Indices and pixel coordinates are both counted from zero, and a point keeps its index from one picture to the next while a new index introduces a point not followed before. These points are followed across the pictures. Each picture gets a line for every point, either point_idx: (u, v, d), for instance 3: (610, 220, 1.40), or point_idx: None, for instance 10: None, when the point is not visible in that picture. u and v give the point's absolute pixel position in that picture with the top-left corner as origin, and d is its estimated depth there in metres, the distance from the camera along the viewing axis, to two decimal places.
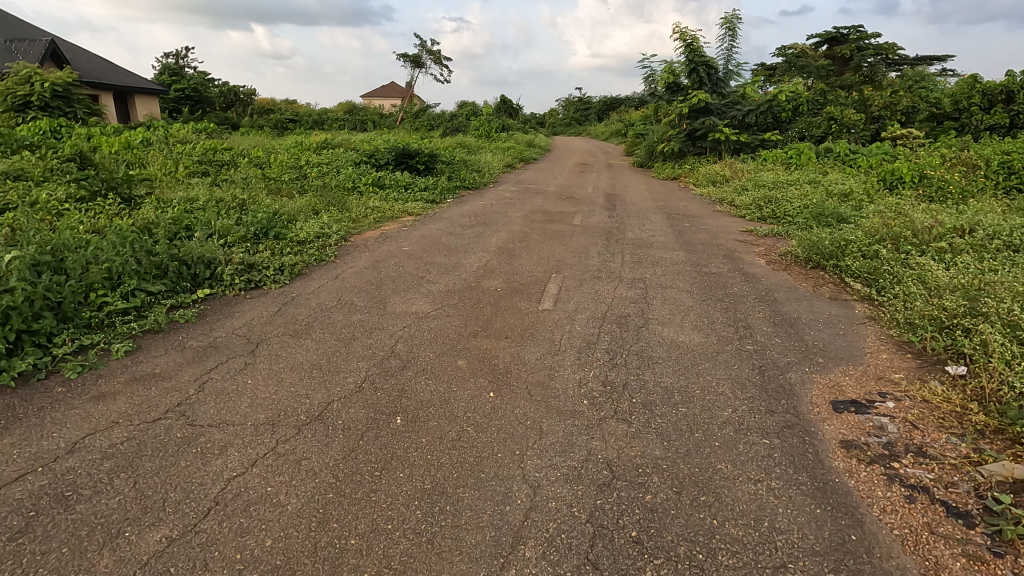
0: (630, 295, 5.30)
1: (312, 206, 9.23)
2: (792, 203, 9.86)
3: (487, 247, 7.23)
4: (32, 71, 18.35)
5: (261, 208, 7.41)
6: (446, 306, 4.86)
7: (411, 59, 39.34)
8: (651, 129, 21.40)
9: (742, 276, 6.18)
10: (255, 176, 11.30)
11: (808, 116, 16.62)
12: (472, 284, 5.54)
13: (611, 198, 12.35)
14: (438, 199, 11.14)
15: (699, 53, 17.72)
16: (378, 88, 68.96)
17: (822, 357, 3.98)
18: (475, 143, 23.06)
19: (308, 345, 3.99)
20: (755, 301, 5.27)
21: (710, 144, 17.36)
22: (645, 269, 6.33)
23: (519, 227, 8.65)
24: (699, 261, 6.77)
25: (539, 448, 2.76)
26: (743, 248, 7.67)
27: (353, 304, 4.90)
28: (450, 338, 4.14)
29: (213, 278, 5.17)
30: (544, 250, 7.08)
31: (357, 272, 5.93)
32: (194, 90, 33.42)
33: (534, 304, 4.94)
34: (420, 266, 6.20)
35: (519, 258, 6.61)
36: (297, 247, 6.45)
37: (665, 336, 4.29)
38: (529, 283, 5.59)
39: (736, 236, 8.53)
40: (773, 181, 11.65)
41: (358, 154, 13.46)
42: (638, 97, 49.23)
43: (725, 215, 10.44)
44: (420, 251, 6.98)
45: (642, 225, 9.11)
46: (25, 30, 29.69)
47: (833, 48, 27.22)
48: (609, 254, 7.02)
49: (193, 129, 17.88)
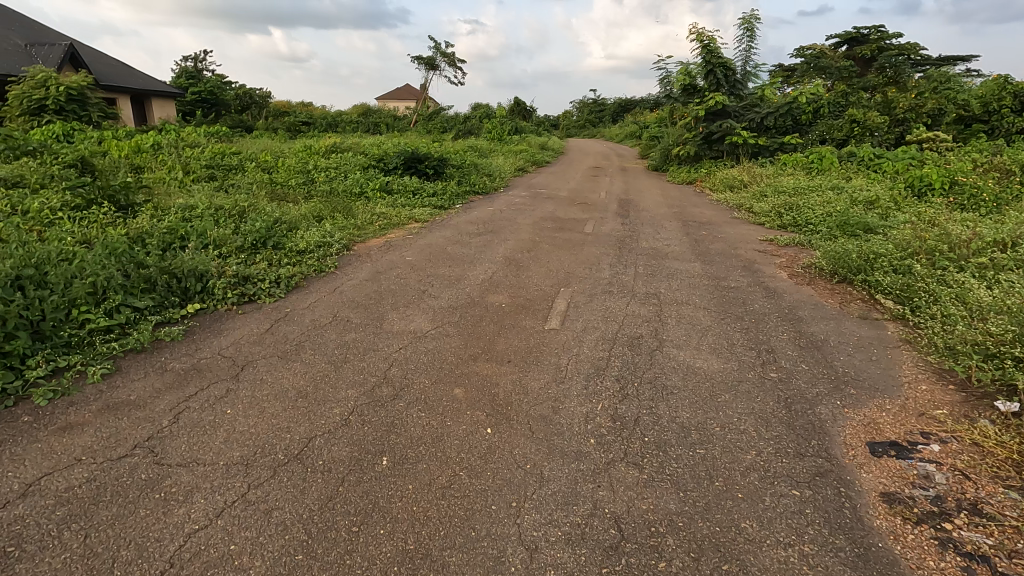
0: (643, 313, 4.97)
1: (317, 213, 9.03)
2: (814, 211, 9.44)
3: (493, 258, 6.94)
4: (48, 76, 18.50)
5: (262, 215, 7.21)
6: (446, 325, 4.58)
7: (424, 61, 39.27)
8: (666, 133, 21.00)
9: (763, 291, 5.82)
10: (262, 181, 11.15)
11: (830, 119, 16.11)
12: (476, 299, 5.26)
13: (625, 203, 12.00)
14: (446, 205, 10.89)
15: (716, 54, 17.29)
16: (393, 91, 69.24)
17: (855, 388, 3.63)
18: (487, 146, 22.83)
19: (296, 369, 3.73)
20: (777, 320, 4.91)
21: (727, 148, 16.92)
22: (660, 282, 5.98)
23: (529, 235, 8.35)
24: (717, 274, 6.41)
25: (539, 500, 2.46)
26: (763, 259, 7.29)
27: (349, 322, 4.64)
28: (448, 362, 3.85)
29: (205, 292, 4.95)
30: (553, 261, 6.77)
31: (357, 285, 5.67)
32: (211, 92, 33.65)
33: (540, 323, 4.63)
34: (423, 279, 5.94)
35: (527, 270, 6.32)
36: (296, 257, 6.22)
37: (680, 361, 3.96)
38: (536, 299, 5.28)
39: (756, 246, 8.14)
40: (794, 187, 11.23)
41: (367, 158, 13.27)
42: (654, 98, 48.66)
43: (743, 223, 10.04)
44: (424, 262, 6.71)
45: (656, 233, 8.76)
46: (46, 34, 30.13)
47: (854, 49, 26.58)
48: (622, 265, 6.69)
49: (205, 132, 17.85)
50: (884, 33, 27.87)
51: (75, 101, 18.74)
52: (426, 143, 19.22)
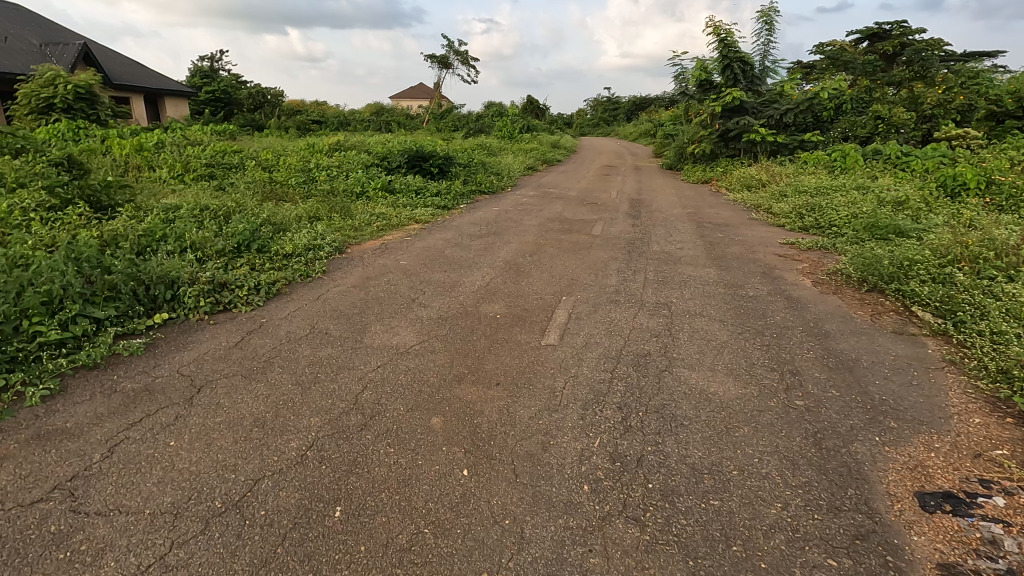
0: (651, 326, 4.50)
1: (313, 214, 8.69)
2: (838, 212, 8.88)
3: (493, 262, 6.51)
4: (57, 75, 18.44)
5: (250, 216, 6.86)
6: (432, 338, 4.15)
7: (436, 59, 38.94)
8: (681, 130, 20.42)
9: (785, 301, 5.32)
10: (261, 180, 10.85)
11: (853, 115, 15.44)
12: (469, 309, 4.83)
13: (636, 204, 11.49)
14: (450, 205, 10.49)
15: (733, 49, 16.66)
16: (407, 90, 69.39)
17: (895, 420, 3.14)
18: (498, 145, 22.41)
19: (257, 392, 3.33)
20: (801, 335, 4.40)
21: (744, 146, 16.31)
22: (671, 290, 5.50)
23: (533, 238, 7.91)
24: (733, 282, 5.91)
25: (515, 570, 2.02)
26: (784, 265, 6.76)
27: (328, 335, 4.24)
28: (429, 384, 3.42)
29: (175, 300, 4.59)
30: (557, 266, 6.32)
31: (342, 292, 5.27)
32: (225, 91, 33.24)
33: (537, 337, 4.19)
34: (414, 285, 5.52)
35: (527, 276, 5.88)
36: (282, 261, 5.85)
37: (692, 384, 3.49)
38: (534, 309, 4.84)
39: (775, 250, 7.61)
40: (816, 187, 10.65)
41: (370, 157, 12.93)
42: (669, 96, 47.85)
43: (761, 224, 9.49)
44: (419, 266, 6.30)
45: (669, 236, 8.25)
46: (62, 34, 30.30)
47: (876, 44, 25.71)
48: (631, 270, 6.22)
49: (211, 130, 17.63)
50: (908, 28, 26.95)
51: (83, 99, 18.62)
52: (434, 142, 18.84)
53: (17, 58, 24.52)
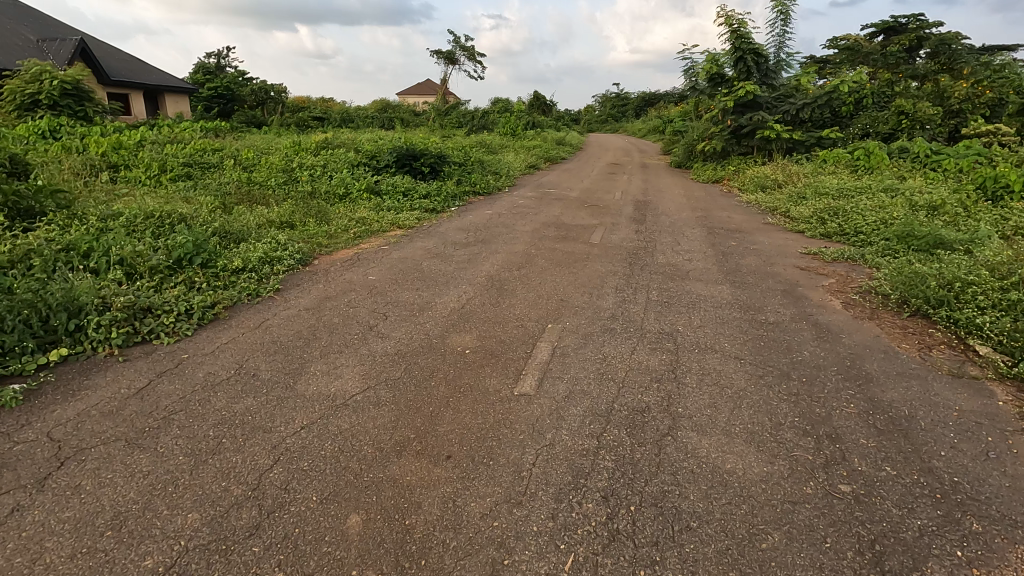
0: (652, 367, 3.69)
1: (285, 220, 7.98)
2: (865, 218, 8.00)
3: (474, 278, 5.73)
4: (43, 70, 17.82)
5: (204, 224, 6.14)
6: (380, 385, 3.36)
7: (440, 55, 38.14)
8: (691, 126, 19.53)
9: (813, 329, 4.50)
10: (239, 182, 10.15)
11: (874, 110, 14.47)
12: (434, 341, 4.04)
13: (641, 206, 10.65)
14: (438, 208, 9.71)
15: (747, 40, 15.67)
16: (414, 87, 68.89)
17: (981, 521, 2.31)
18: (500, 142, 21.62)
19: (134, 469, 2.56)
20: (838, 380, 3.57)
21: (758, 143, 15.36)
22: (676, 315, 4.67)
23: (524, 247, 7.11)
24: (750, 303, 5.07)
25: None
26: (808, 280, 5.93)
27: (256, 379, 3.45)
28: (360, 457, 2.64)
29: (81, 331, 3.84)
30: (546, 282, 5.52)
31: (292, 318, 4.51)
32: (228, 88, 32.45)
33: (509, 384, 3.38)
34: (377, 308, 4.75)
35: (511, 296, 5.09)
36: (229, 277, 5.11)
37: (702, 458, 2.68)
38: (512, 342, 4.04)
39: (796, 261, 6.76)
40: (837, 188, 9.76)
41: (358, 155, 12.18)
42: (678, 92, 46.83)
43: (778, 230, 8.62)
44: (388, 282, 5.52)
45: (676, 244, 7.42)
46: (60, 30, 29.86)
47: (894, 37, 24.70)
48: (630, 288, 5.40)
49: (199, 127, 16.94)
50: (925, 21, 25.96)
51: (71, 95, 18.01)
52: (431, 140, 18.04)
53: (10, 53, 23.99)
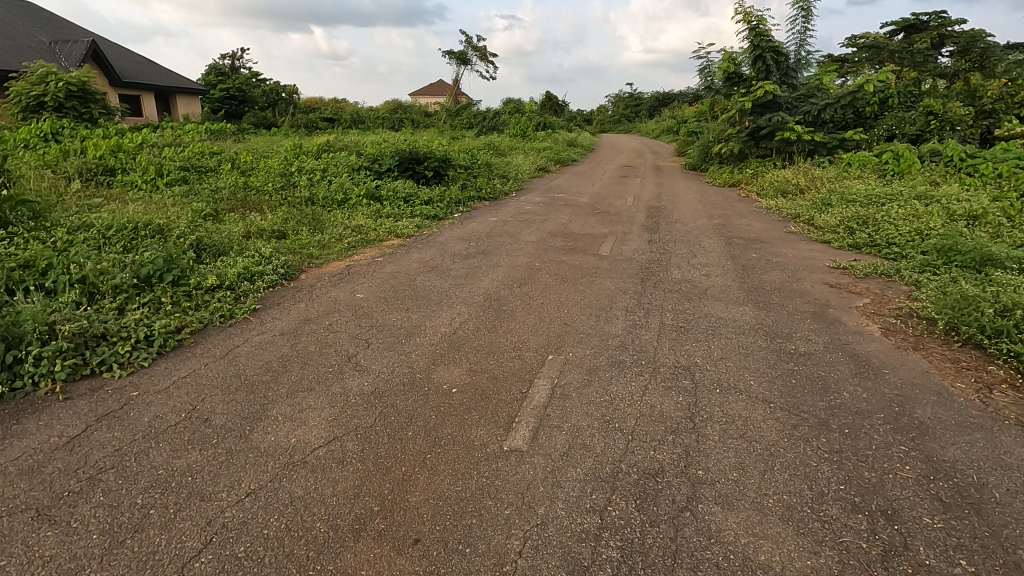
0: (668, 413, 3.17)
1: (277, 229, 7.58)
2: (898, 229, 7.40)
3: (470, 296, 5.26)
4: (49, 72, 17.65)
5: (182, 236, 5.73)
6: (348, 436, 2.88)
7: (452, 55, 37.81)
8: (706, 128, 18.91)
9: (851, 362, 3.96)
10: (235, 188, 9.79)
11: (900, 111, 13.77)
12: (418, 377, 3.56)
13: (654, 212, 10.10)
14: (439, 215, 9.25)
15: (766, 37, 14.99)
16: (427, 88, 68.77)
17: None
18: (510, 144, 21.13)
19: (33, 554, 2.10)
20: (886, 432, 3.04)
21: (777, 145, 14.72)
22: (694, 344, 4.15)
23: (528, 259, 6.63)
24: (776, 329, 4.53)
25: None
26: (839, 301, 5.38)
27: (207, 425, 2.99)
28: (308, 541, 2.16)
29: (20, 364, 3.42)
30: (549, 302, 5.03)
31: (264, 345, 4.07)
32: (240, 90, 32.05)
33: (498, 436, 2.88)
34: (360, 333, 4.29)
35: (509, 319, 4.60)
36: (201, 296, 4.69)
37: (730, 548, 2.17)
38: (506, 378, 3.54)
39: (824, 277, 6.20)
40: (865, 194, 9.13)
41: (360, 158, 11.76)
42: (693, 91, 46.02)
43: (802, 241, 8.04)
44: (376, 301, 5.06)
45: (692, 257, 6.87)
46: (73, 32, 29.93)
47: (916, 35, 23.91)
48: (642, 309, 4.88)
49: (203, 128, 16.66)
50: (948, 19, 25.12)
51: (76, 97, 17.85)
52: (438, 142, 17.60)
53: (22, 55, 23.98)
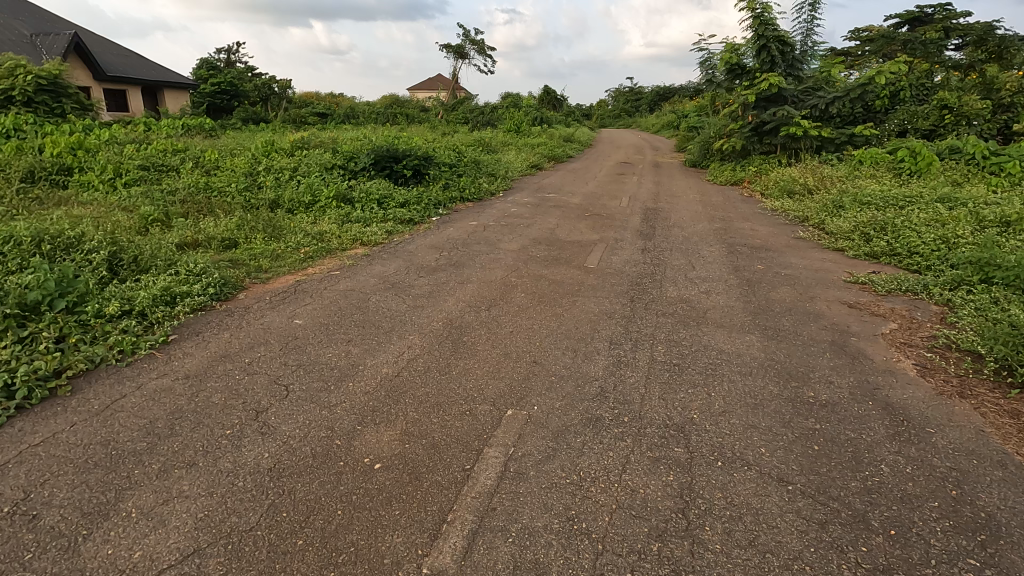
0: (653, 503, 2.39)
1: (227, 238, 6.82)
2: (920, 237, 6.61)
3: (429, 322, 4.47)
4: (17, 64, 16.77)
5: (96, 249, 4.95)
6: (213, 550, 2.11)
7: (448, 49, 36.96)
8: (707, 123, 18.05)
9: (886, 417, 3.17)
10: (194, 189, 9.02)
11: (913, 104, 12.92)
12: (335, 445, 2.78)
13: (650, 215, 9.30)
14: (414, 219, 8.47)
15: (771, 27, 14.09)
16: (425, 83, 67.91)
17: None
18: (504, 140, 20.30)
19: None
20: (947, 534, 2.26)
21: (782, 141, 13.90)
22: (691, 392, 3.37)
23: (503, 273, 5.84)
24: (789, 368, 3.75)
25: None
26: (862, 326, 4.59)
27: (26, 529, 2.21)
28: None
29: None
30: (519, 331, 4.25)
31: (157, 395, 3.28)
32: (231, 84, 31.16)
33: (417, 550, 2.10)
34: (281, 378, 3.49)
35: (468, 355, 3.82)
36: (98, 327, 3.92)
37: None
38: (447, 447, 2.76)
39: (841, 293, 5.42)
40: (881, 196, 8.33)
41: (334, 156, 10.95)
42: (694, 85, 45.07)
43: (811, 249, 7.25)
44: (314, 330, 4.26)
45: (690, 270, 6.08)
46: (57, 25, 29.02)
47: (921, 28, 23.13)
48: (629, 341, 4.09)
49: (178, 124, 15.82)
50: (952, 11, 24.29)
51: (47, 91, 17.01)
52: (426, 138, 16.78)
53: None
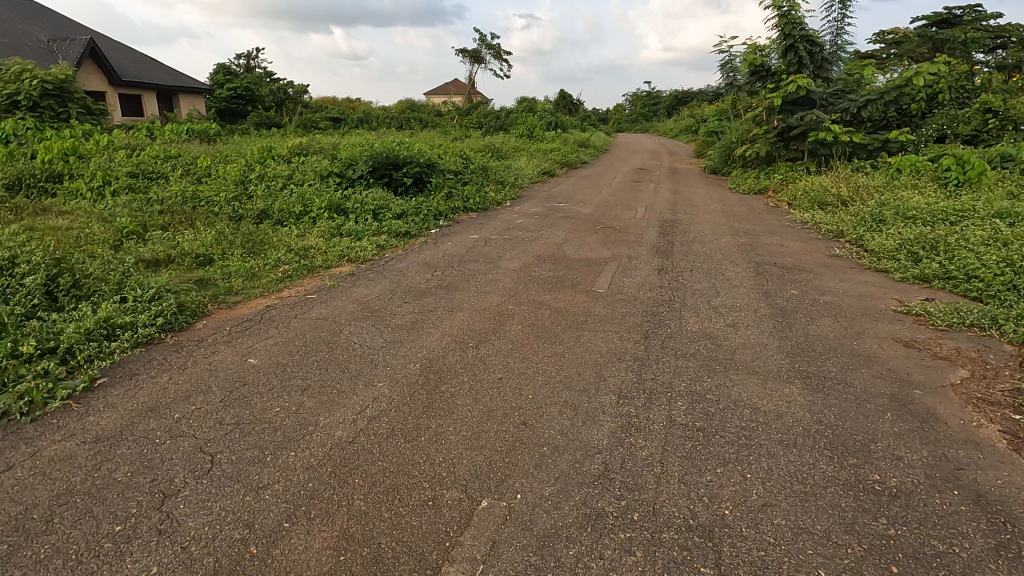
0: None
1: (202, 255, 6.23)
2: (978, 258, 5.77)
3: (404, 363, 3.79)
4: (23, 68, 16.54)
5: (32, 274, 4.36)
6: None
7: (464, 54, 36.56)
8: (729, 128, 17.21)
9: (980, 517, 2.40)
10: (180, 198, 8.49)
11: (953, 107, 11.98)
12: (247, 556, 2.10)
13: (668, 228, 8.54)
14: (410, 232, 7.81)
15: (799, 26, 13.21)
16: (442, 88, 67.76)
17: None
18: (516, 145, 19.64)
19: None
20: None
21: (810, 147, 13.03)
22: (720, 474, 2.63)
23: (500, 298, 5.16)
24: (843, 437, 2.99)
25: None
26: (926, 374, 3.80)
27: None
28: None
29: None
30: (509, 377, 3.55)
31: (50, 467, 2.63)
32: (247, 88, 30.95)
33: None
34: (209, 444, 2.83)
35: (443, 413, 3.12)
36: (8, 370, 3.31)
37: None
38: (393, 566, 2.06)
39: (894, 328, 4.64)
40: (928, 209, 7.46)
41: (332, 162, 10.37)
42: (714, 90, 44.11)
43: (850, 270, 6.45)
44: (268, 375, 3.61)
45: (714, 296, 5.32)
46: (75, 30, 29.10)
47: (951, 31, 22.14)
48: (642, 395, 3.36)
49: (182, 129, 15.42)
50: (981, 11, 23.23)
51: (53, 96, 16.74)
52: (435, 143, 16.17)
53: (14, 53, 23.07)
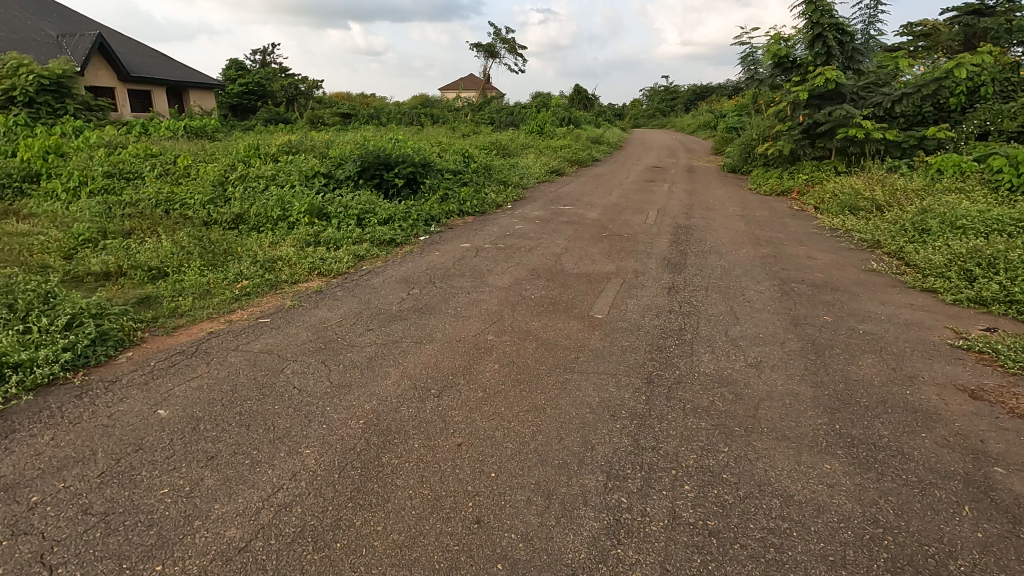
0: None
1: (156, 268, 5.59)
2: None
3: (346, 419, 3.06)
4: (20, 63, 16.12)
5: None
6: None
7: (478, 48, 35.77)
8: (750, 125, 16.24)
9: None
10: (153, 201, 7.88)
11: (999, 101, 10.90)
12: None
13: (682, 236, 7.71)
14: (394, 240, 7.09)
15: (829, 13, 12.16)
16: (456, 83, 67.05)
17: None
18: (526, 142, 18.84)
19: None
20: None
21: (839, 144, 12.05)
22: None
23: (480, 325, 4.41)
24: (911, 551, 2.19)
25: None
26: (1006, 442, 2.97)
27: None
28: None
29: None
30: (471, 443, 2.81)
31: None
32: (257, 84, 30.50)
33: None
34: (55, 550, 2.13)
35: (373, 502, 2.39)
36: None
37: None
38: None
39: (953, 370, 3.80)
40: (980, 217, 6.53)
41: (320, 162, 9.70)
42: (734, 84, 42.78)
43: (892, 289, 5.58)
44: (174, 434, 2.91)
45: (732, 323, 4.52)
46: (87, 26, 28.88)
47: (987, 21, 20.82)
48: (640, 475, 2.60)
49: (178, 126, 14.88)
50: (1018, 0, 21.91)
51: (51, 91, 16.31)
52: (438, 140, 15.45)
53: (23, 49, 22.85)
